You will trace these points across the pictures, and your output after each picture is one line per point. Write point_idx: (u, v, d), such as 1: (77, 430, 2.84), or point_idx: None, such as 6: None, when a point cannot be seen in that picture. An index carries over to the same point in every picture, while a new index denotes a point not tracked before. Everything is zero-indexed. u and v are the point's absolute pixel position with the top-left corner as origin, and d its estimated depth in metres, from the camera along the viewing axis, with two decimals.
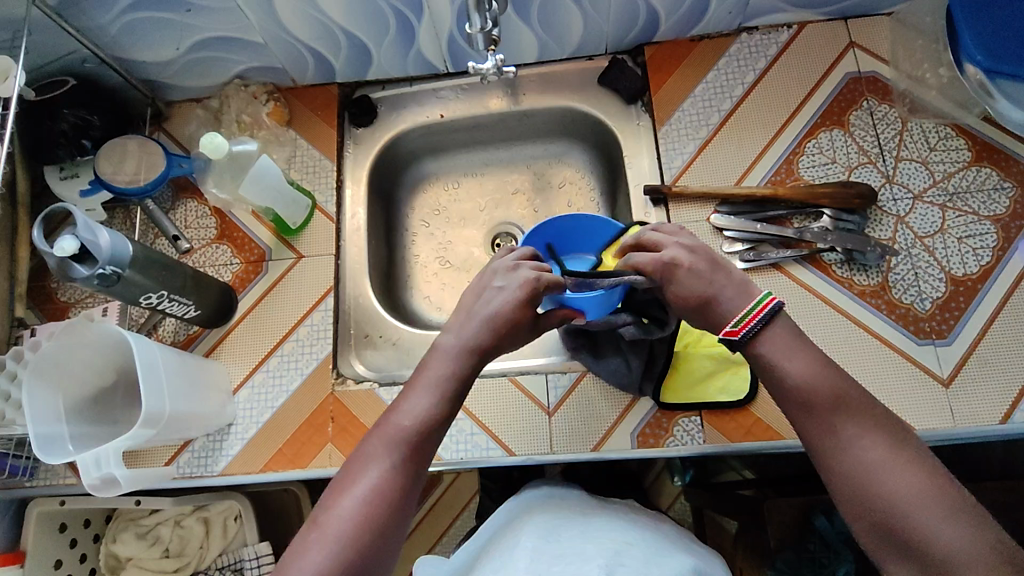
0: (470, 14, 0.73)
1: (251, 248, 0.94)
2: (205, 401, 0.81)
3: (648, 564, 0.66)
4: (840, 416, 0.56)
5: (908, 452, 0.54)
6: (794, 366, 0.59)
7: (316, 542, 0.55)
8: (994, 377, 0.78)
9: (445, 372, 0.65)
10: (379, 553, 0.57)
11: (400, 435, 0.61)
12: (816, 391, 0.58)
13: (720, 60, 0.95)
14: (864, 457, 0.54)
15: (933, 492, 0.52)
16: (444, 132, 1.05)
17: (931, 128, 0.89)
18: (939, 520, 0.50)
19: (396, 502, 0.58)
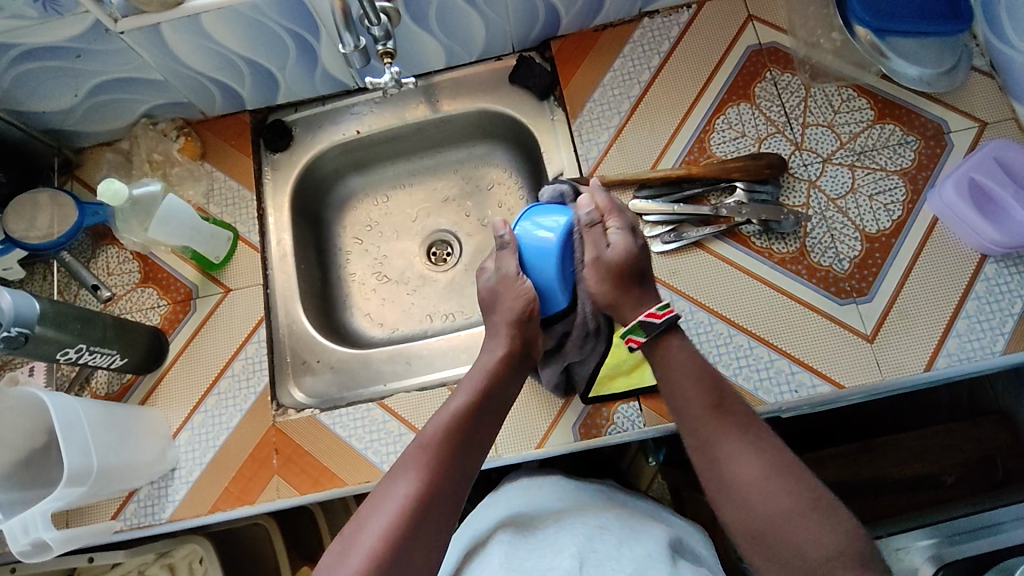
0: (341, 34, 0.73)
1: (176, 287, 0.92)
2: (138, 450, 0.80)
3: (619, 547, 0.66)
4: (719, 425, 0.63)
5: (781, 461, 0.60)
6: (689, 376, 0.67)
7: (344, 557, 0.56)
8: (914, 327, 0.80)
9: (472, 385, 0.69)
10: (408, 565, 0.57)
11: (429, 450, 0.63)
12: (706, 403, 0.65)
13: (626, 47, 0.96)
14: (742, 467, 0.60)
15: (800, 495, 0.57)
16: (364, 147, 1.04)
17: (833, 91, 0.91)
18: (801, 520, 0.56)
19: (429, 509, 0.60)
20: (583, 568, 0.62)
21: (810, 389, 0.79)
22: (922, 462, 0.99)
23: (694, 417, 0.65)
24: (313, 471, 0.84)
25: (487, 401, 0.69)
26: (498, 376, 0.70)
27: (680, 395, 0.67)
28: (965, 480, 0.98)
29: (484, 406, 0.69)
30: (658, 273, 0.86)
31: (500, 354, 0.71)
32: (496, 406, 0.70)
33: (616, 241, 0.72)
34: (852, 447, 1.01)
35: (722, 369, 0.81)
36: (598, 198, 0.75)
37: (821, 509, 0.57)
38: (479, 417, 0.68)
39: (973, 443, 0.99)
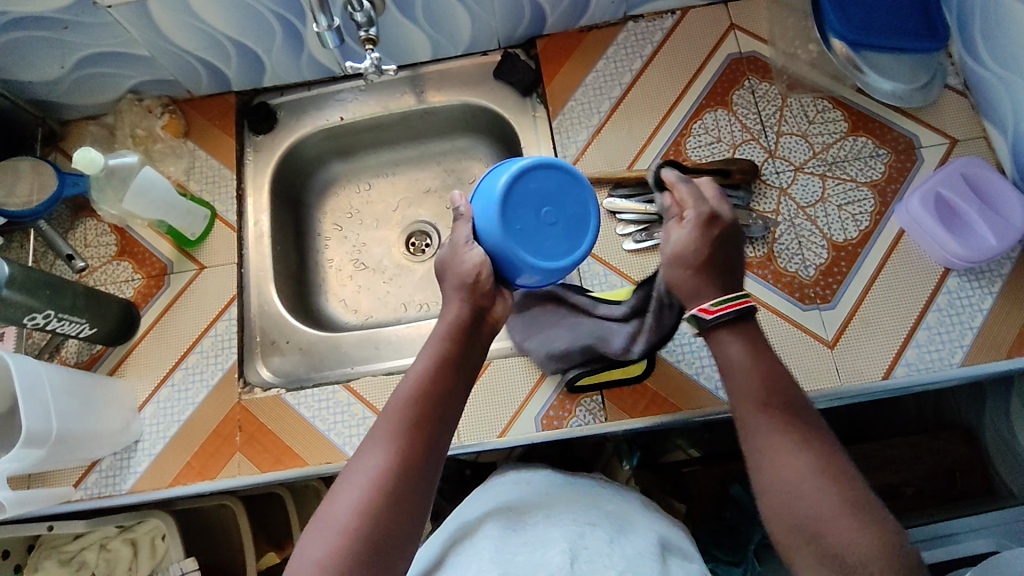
0: (314, 14, 0.74)
1: (151, 262, 0.93)
2: (102, 419, 0.80)
3: (611, 546, 0.64)
4: (769, 422, 0.59)
5: (836, 468, 0.56)
6: (740, 368, 0.62)
7: (319, 536, 0.55)
8: (875, 335, 0.81)
9: (438, 345, 0.66)
10: (383, 539, 0.56)
11: (398, 420, 0.61)
12: (756, 396, 0.61)
13: (609, 49, 0.97)
14: (785, 471, 0.56)
15: (844, 503, 0.53)
16: (348, 134, 1.05)
17: (809, 102, 0.92)
18: (839, 525, 0.52)
19: (401, 482, 0.58)
20: (574, 565, 0.61)
21: None
22: (883, 473, 1.01)
23: (740, 408, 0.61)
24: (274, 450, 0.84)
25: (457, 360, 0.65)
26: (466, 334, 0.66)
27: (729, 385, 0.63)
28: (924, 492, 0.99)
29: (453, 365, 0.65)
30: (628, 271, 0.87)
31: (463, 315, 0.67)
32: (467, 363, 0.66)
33: (676, 233, 0.68)
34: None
35: (684, 367, 0.82)
36: (675, 187, 0.71)
37: (870, 520, 0.53)
38: (449, 378, 0.64)
39: (936, 457, 0.99)
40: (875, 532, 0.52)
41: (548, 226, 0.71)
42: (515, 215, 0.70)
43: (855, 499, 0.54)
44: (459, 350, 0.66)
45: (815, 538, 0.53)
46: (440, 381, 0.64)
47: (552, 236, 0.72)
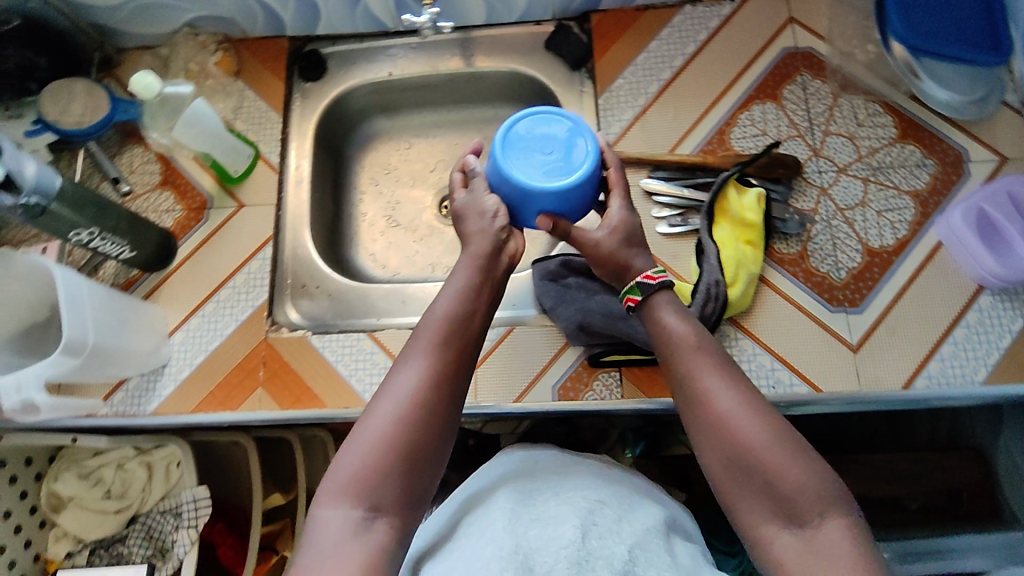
0: None
1: (193, 195, 0.95)
2: (134, 339, 0.83)
3: (619, 523, 0.64)
4: (706, 366, 0.63)
5: (761, 403, 0.60)
6: (675, 325, 0.67)
7: (351, 448, 0.58)
8: (899, 344, 0.81)
9: (468, 271, 0.67)
10: (420, 451, 0.59)
11: (429, 344, 0.63)
12: (690, 345, 0.65)
13: (664, 30, 0.97)
14: (719, 409, 0.60)
15: (777, 430, 0.58)
16: (393, 91, 1.06)
17: (860, 104, 0.91)
18: (772, 458, 0.57)
19: (435, 398, 0.61)
20: (585, 539, 0.60)
21: (788, 388, 0.80)
22: (887, 485, 1.01)
23: (676, 355, 0.65)
24: (295, 388, 0.87)
25: (484, 288, 0.67)
26: (494, 264, 0.68)
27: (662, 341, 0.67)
28: (925, 508, 1.00)
29: (481, 292, 0.67)
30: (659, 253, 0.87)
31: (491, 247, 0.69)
32: (492, 291, 0.68)
33: (610, 218, 0.73)
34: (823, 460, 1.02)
35: None
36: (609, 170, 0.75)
37: (797, 452, 0.57)
38: (478, 304, 0.66)
39: (941, 474, 1.00)
40: (801, 454, 0.57)
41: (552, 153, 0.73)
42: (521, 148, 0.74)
43: (782, 433, 0.58)
44: (487, 278, 0.67)
45: (749, 470, 0.58)
46: (473, 309, 0.66)
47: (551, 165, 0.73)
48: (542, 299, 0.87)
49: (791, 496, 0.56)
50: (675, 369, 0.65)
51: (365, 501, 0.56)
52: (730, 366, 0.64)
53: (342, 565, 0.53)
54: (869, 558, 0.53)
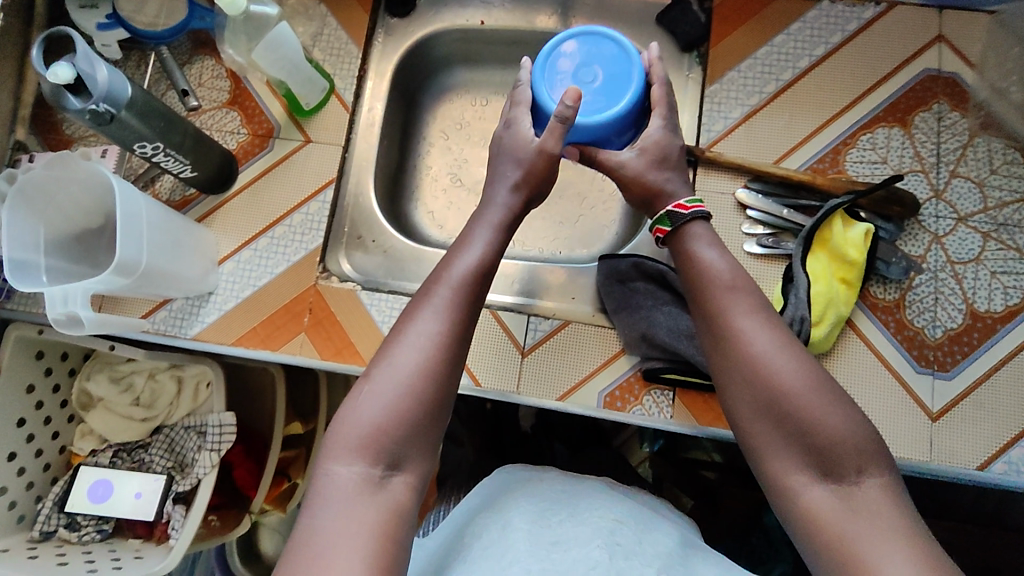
0: None
1: (260, 120, 0.90)
2: (185, 263, 0.81)
3: (641, 543, 0.58)
4: (737, 304, 0.59)
5: (795, 344, 0.57)
6: (711, 262, 0.62)
7: (371, 396, 0.56)
8: (984, 421, 0.75)
9: (492, 225, 0.66)
10: (440, 398, 0.57)
11: (451, 294, 0.60)
12: (724, 283, 0.61)
13: (793, 25, 0.87)
14: (756, 350, 0.57)
15: (814, 374, 0.55)
16: (481, 42, 0.98)
17: (998, 149, 0.81)
18: (810, 400, 0.54)
19: (455, 344, 0.59)
20: (613, 560, 0.55)
21: None
22: None
23: (709, 295, 0.61)
24: (338, 341, 0.84)
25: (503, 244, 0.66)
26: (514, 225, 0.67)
27: (696, 282, 0.63)
28: None
29: (500, 245, 0.65)
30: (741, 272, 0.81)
31: (514, 212, 0.67)
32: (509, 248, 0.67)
33: (645, 136, 0.69)
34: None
35: None
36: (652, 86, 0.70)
37: (835, 396, 0.55)
38: (497, 256, 0.65)
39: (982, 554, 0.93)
40: (838, 397, 0.55)
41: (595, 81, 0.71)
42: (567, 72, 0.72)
43: (818, 377, 0.55)
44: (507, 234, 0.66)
45: (785, 414, 0.54)
46: (493, 260, 0.64)
47: (590, 95, 0.71)
48: (604, 296, 0.82)
49: (828, 442, 0.53)
50: (705, 309, 0.61)
51: (382, 456, 0.54)
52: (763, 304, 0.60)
53: (356, 526, 0.51)
54: (905, 515, 0.50)
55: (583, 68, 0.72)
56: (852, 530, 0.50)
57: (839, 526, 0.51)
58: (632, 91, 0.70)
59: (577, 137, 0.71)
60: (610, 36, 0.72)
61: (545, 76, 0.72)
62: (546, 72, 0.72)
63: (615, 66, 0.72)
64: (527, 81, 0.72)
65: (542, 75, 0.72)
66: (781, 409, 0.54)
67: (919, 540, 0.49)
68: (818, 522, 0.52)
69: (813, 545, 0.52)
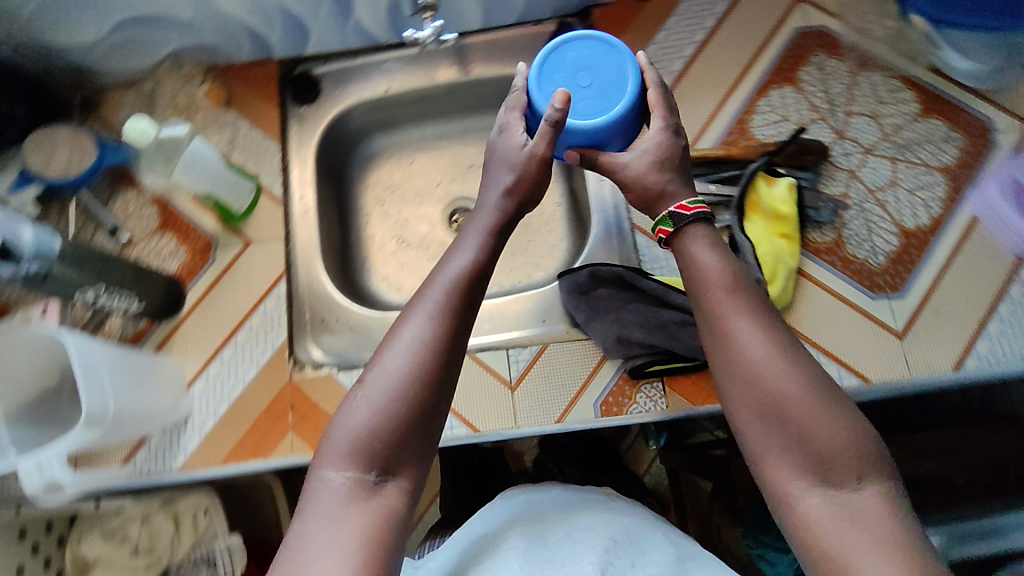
0: None
1: (195, 235, 0.90)
2: (153, 396, 0.79)
3: (636, 561, 0.59)
4: (731, 303, 0.57)
5: (795, 349, 0.55)
6: (704, 266, 0.60)
7: (363, 401, 0.54)
8: (945, 326, 0.79)
9: (486, 222, 0.65)
10: (433, 406, 0.55)
11: (441, 295, 0.58)
12: (725, 283, 0.58)
13: (669, 20, 0.93)
14: (756, 353, 0.55)
15: (813, 382, 0.53)
16: (391, 107, 1.00)
17: (879, 81, 0.88)
18: (807, 407, 0.52)
19: (450, 351, 0.56)
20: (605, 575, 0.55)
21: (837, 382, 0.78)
22: (935, 463, 0.86)
23: (709, 297, 0.58)
24: None
25: (497, 243, 0.64)
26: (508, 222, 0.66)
27: (691, 285, 0.60)
28: None
29: (494, 245, 0.64)
30: None
31: (508, 207, 0.66)
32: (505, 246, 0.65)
33: (647, 136, 0.67)
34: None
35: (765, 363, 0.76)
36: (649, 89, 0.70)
37: (833, 405, 0.53)
38: (493, 255, 0.63)
39: None
40: (837, 406, 0.53)
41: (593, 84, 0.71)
42: (564, 76, 0.72)
43: (818, 387, 0.53)
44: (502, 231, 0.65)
45: (781, 421, 0.53)
46: (487, 259, 0.62)
47: (587, 98, 0.71)
48: (572, 311, 0.83)
49: (824, 449, 0.51)
50: (703, 311, 0.59)
51: (374, 461, 0.53)
52: (764, 306, 0.58)
53: (345, 534, 0.50)
54: (905, 527, 0.49)
55: (579, 72, 0.72)
56: (844, 540, 0.48)
57: (827, 539, 0.49)
58: (629, 94, 0.70)
59: (575, 140, 0.70)
60: (606, 40, 0.73)
61: (544, 82, 0.71)
62: (546, 78, 0.72)
63: (611, 70, 0.72)
64: (524, 88, 0.72)
65: (542, 81, 0.71)
66: (780, 418, 0.53)
67: (911, 547, 0.47)
68: (810, 533, 0.50)
69: (803, 553, 0.50)
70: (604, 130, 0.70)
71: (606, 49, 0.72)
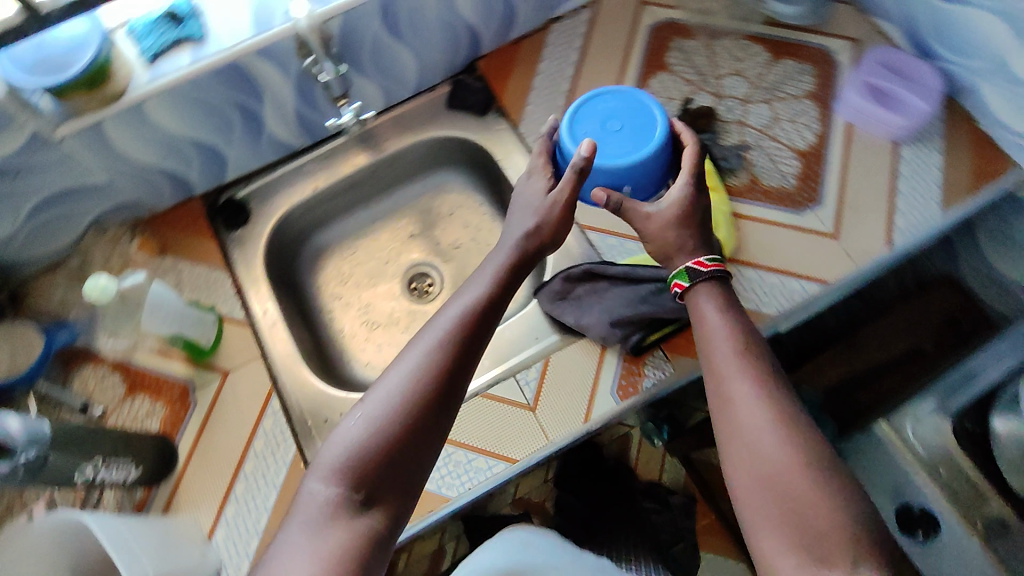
0: (320, 62, 0.84)
1: (168, 387, 0.87)
2: (181, 554, 0.74)
3: None
4: (733, 367, 0.64)
5: (793, 417, 0.61)
6: (711, 328, 0.67)
7: (354, 421, 0.60)
8: (866, 215, 0.89)
9: (493, 268, 0.71)
10: (416, 433, 0.59)
11: (445, 335, 0.64)
12: (735, 344, 0.66)
13: (544, 52, 1.03)
14: (755, 416, 0.61)
15: (802, 454, 0.58)
16: (322, 204, 1.05)
17: (731, 45, 1.02)
18: (796, 476, 0.57)
19: (438, 386, 0.61)
20: None
21: (802, 292, 0.85)
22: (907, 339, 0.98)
23: (718, 355, 0.66)
24: None
25: (500, 290, 0.70)
26: (514, 270, 0.71)
27: (701, 344, 0.68)
28: None
29: (500, 292, 0.69)
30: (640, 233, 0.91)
31: (519, 251, 0.72)
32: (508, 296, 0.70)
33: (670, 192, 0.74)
34: (815, 362, 0.99)
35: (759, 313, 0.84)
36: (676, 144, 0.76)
37: (825, 477, 0.57)
38: (496, 302, 0.68)
39: None
40: (828, 482, 0.57)
41: (623, 130, 0.79)
42: (593, 121, 0.80)
43: (811, 458, 0.58)
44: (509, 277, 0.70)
45: (774, 486, 0.58)
46: (489, 304, 0.67)
47: (614, 143, 0.79)
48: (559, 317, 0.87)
49: (811, 517, 0.55)
50: (709, 372, 0.66)
51: (357, 481, 0.57)
52: (771, 373, 0.64)
53: (321, 547, 0.53)
54: None
55: (610, 118, 0.80)
56: None
57: None
58: (654, 141, 0.77)
59: (601, 179, 0.78)
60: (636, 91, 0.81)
61: (579, 127, 0.80)
62: (581, 123, 0.80)
63: (641, 117, 0.80)
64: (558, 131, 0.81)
65: (577, 128, 0.80)
66: (774, 482, 0.58)
67: None
68: None
69: None
70: (633, 172, 0.77)
71: (638, 99, 0.81)
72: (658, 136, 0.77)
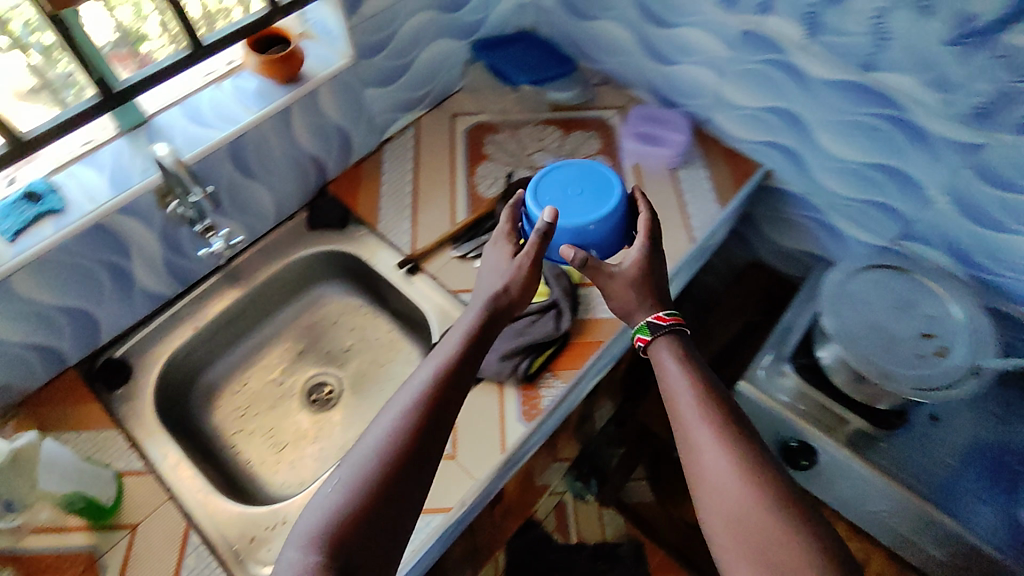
0: (190, 187, 0.90)
1: (71, 560, 0.81)
2: None
3: None
4: (695, 416, 0.68)
5: (752, 465, 0.63)
6: (672, 382, 0.72)
7: (326, 488, 0.62)
8: (672, 223, 1.10)
9: (460, 331, 0.76)
10: (388, 493, 0.61)
11: (412, 398, 0.68)
12: (695, 395, 0.69)
13: (383, 166, 1.20)
14: (718, 465, 0.64)
15: (766, 505, 0.60)
16: (205, 344, 1.08)
17: (531, 128, 1.25)
18: (762, 525, 0.60)
19: (408, 447, 0.64)
20: None
21: None
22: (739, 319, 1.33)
23: (681, 406, 0.69)
24: None
25: (464, 351, 0.74)
26: (477, 329, 0.76)
27: (665, 397, 0.72)
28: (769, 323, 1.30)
29: (464, 352, 0.73)
30: None
31: (481, 312, 0.77)
32: (474, 355, 0.74)
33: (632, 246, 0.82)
34: None
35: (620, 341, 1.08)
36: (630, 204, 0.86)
37: (790, 524, 0.59)
38: (463, 361, 0.73)
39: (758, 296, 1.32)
40: (794, 531, 0.59)
41: (583, 193, 0.89)
42: (554, 188, 0.89)
43: (776, 508, 0.60)
44: (474, 336, 0.75)
45: (742, 535, 0.60)
46: (453, 366, 0.71)
47: (576, 205, 0.87)
48: None
49: (780, 563, 0.57)
50: (674, 422, 0.70)
51: (332, 548, 0.58)
52: (734, 421, 0.68)
53: None
54: None
55: (570, 185, 0.90)
56: None
57: None
58: (612, 201, 0.87)
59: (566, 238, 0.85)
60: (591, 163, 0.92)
61: (543, 193, 0.89)
62: (544, 190, 0.89)
63: (597, 182, 0.90)
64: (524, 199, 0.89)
65: (542, 194, 0.88)
66: (742, 530, 0.60)
67: None
68: None
69: None
70: (593, 233, 0.86)
71: (594, 169, 0.91)
72: (617, 195, 0.87)
